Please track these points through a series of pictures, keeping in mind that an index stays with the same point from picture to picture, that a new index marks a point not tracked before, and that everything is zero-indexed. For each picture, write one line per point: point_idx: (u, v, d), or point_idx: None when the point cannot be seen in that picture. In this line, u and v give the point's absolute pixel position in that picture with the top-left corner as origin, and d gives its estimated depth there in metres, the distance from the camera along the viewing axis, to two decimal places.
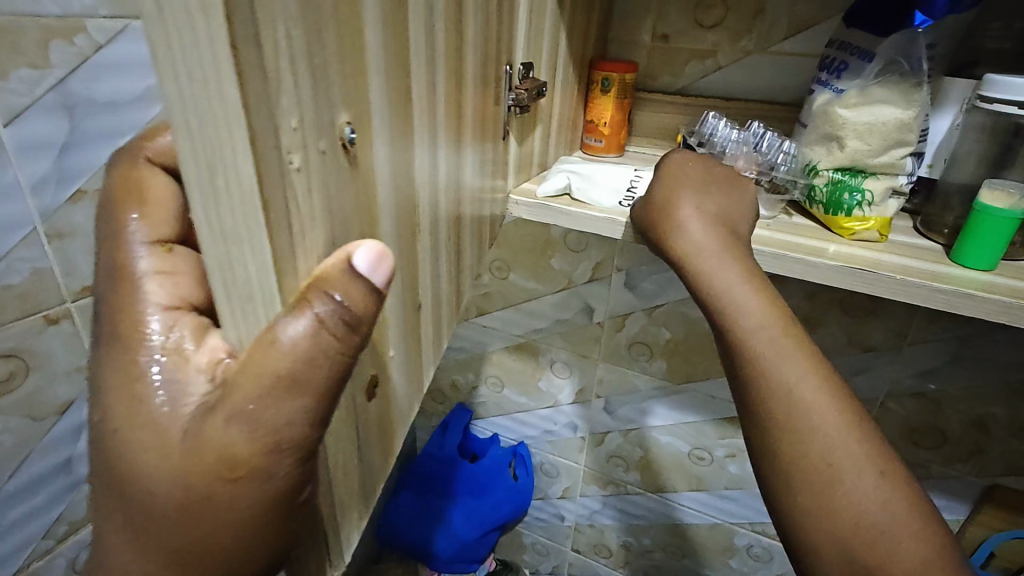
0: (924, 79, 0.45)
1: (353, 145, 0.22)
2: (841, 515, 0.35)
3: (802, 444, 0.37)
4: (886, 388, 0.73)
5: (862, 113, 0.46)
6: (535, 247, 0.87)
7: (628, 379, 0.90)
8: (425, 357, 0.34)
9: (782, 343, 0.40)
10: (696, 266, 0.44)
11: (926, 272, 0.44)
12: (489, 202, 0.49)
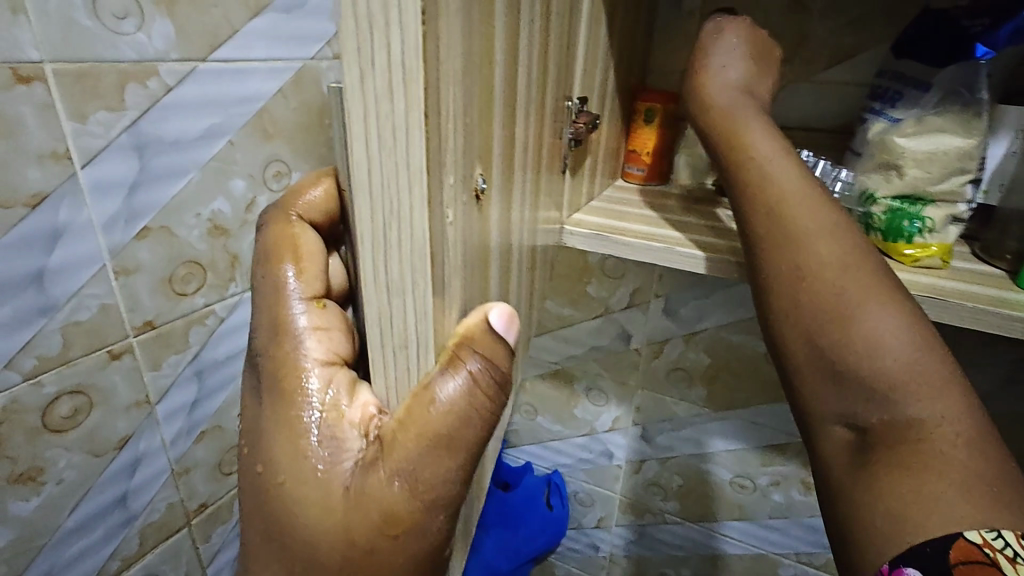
0: (982, 109, 0.45)
1: (481, 193, 0.27)
2: (842, 342, 0.34)
3: (813, 280, 0.36)
4: None
5: (922, 142, 0.46)
6: (571, 274, 0.87)
7: (666, 406, 0.89)
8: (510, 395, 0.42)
9: (781, 166, 0.40)
10: (726, 127, 0.44)
11: (995, 299, 0.44)
12: (548, 233, 0.50)
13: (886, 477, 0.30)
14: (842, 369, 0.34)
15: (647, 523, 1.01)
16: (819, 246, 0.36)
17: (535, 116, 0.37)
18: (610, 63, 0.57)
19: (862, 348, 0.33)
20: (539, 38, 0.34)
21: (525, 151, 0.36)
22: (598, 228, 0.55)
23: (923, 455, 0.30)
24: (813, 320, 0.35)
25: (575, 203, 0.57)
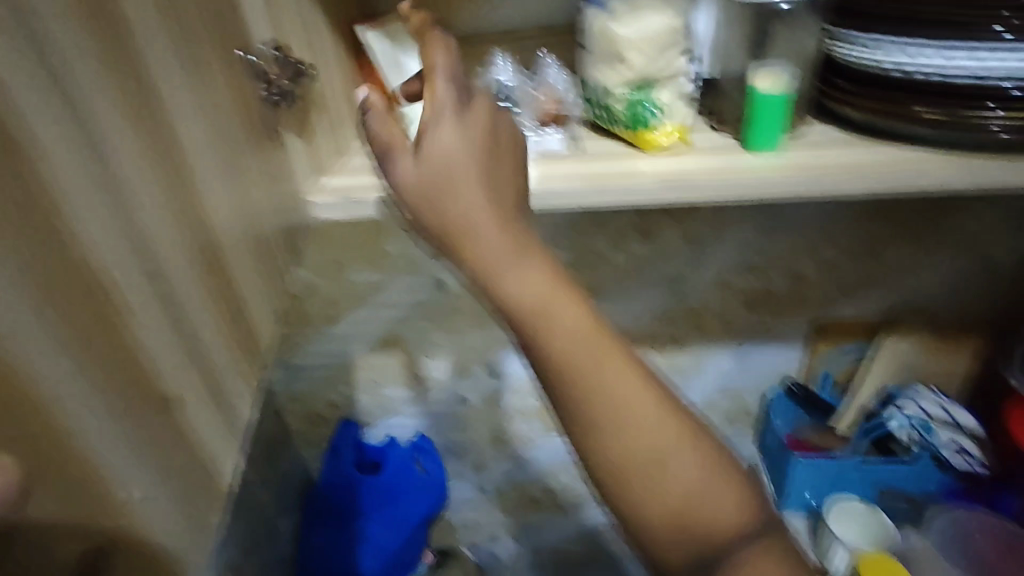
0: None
1: None
2: (588, 405, 0.36)
3: (563, 364, 0.36)
4: (721, 272, 0.79)
5: (636, 27, 0.46)
6: (365, 237, 0.81)
7: (500, 338, 0.89)
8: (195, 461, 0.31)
9: (518, 246, 0.37)
10: (455, 202, 0.37)
11: (728, 169, 0.46)
12: (276, 211, 0.41)
13: (643, 505, 0.36)
14: (598, 433, 0.36)
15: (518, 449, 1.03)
16: (557, 317, 0.37)
17: (159, 87, 0.28)
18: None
19: (610, 411, 0.36)
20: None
21: (146, 139, 0.27)
22: (344, 194, 0.50)
23: (663, 476, 0.36)
24: (570, 391, 0.37)
25: (317, 167, 0.50)
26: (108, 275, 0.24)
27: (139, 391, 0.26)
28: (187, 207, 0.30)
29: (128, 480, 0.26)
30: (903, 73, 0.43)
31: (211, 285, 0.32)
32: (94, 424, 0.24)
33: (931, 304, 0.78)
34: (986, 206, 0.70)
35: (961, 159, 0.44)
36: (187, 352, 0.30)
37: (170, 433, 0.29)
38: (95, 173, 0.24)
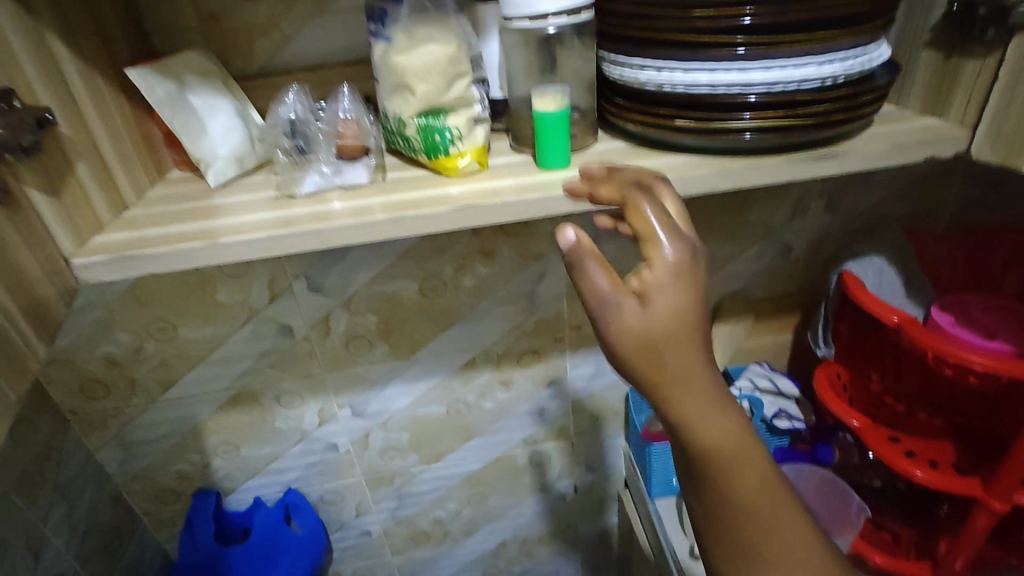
0: (455, 14, 0.48)
1: None
2: (701, 429, 0.34)
3: (666, 342, 0.32)
4: (565, 283, 0.82)
5: (417, 56, 0.46)
6: (190, 288, 0.74)
7: (359, 376, 0.85)
8: None
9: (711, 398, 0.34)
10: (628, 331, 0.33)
11: (525, 187, 0.47)
12: None
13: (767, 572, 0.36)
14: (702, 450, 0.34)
15: (399, 487, 0.99)
16: (663, 319, 0.32)
17: None
18: (42, 33, 0.42)
19: (708, 445, 0.34)
20: None
21: None
22: (116, 249, 0.44)
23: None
24: (682, 397, 0.33)
25: (82, 221, 0.44)
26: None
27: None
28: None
29: None
30: (657, 87, 0.46)
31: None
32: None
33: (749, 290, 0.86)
34: (781, 199, 0.79)
35: (724, 162, 0.46)
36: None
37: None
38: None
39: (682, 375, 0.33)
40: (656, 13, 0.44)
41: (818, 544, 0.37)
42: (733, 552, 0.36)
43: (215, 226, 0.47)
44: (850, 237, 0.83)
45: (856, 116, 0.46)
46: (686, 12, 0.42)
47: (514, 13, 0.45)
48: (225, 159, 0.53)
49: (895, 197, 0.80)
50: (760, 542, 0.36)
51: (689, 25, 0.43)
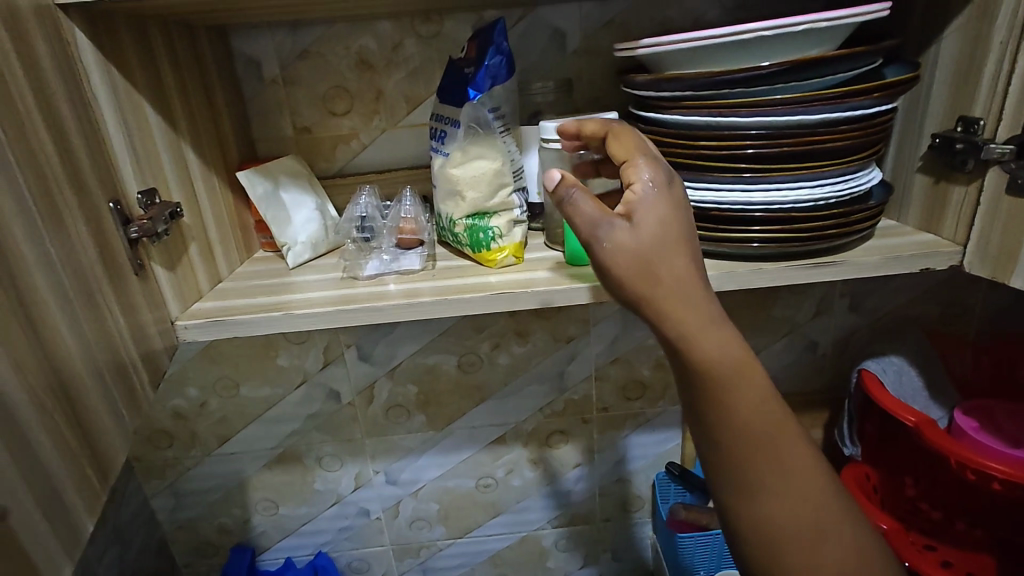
0: (499, 133, 0.57)
1: None
2: (704, 345, 0.39)
3: (657, 259, 0.39)
4: (594, 366, 0.87)
5: (467, 169, 0.56)
6: (256, 352, 0.83)
7: (395, 443, 0.90)
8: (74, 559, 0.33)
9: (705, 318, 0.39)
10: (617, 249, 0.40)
11: (554, 279, 0.54)
12: (136, 342, 0.45)
13: (772, 483, 0.40)
14: (705, 370, 0.39)
15: (424, 559, 1.00)
16: (649, 242, 0.40)
17: (29, 245, 0.33)
18: (181, 145, 0.54)
19: (706, 359, 0.39)
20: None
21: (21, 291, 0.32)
22: (213, 315, 0.53)
23: (785, 490, 0.40)
24: (679, 312, 0.39)
25: (187, 291, 0.54)
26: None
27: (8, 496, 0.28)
28: (44, 342, 0.33)
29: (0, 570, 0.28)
30: None
31: (65, 405, 0.34)
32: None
33: (775, 383, 0.88)
34: (803, 297, 0.83)
35: (730, 266, 0.52)
36: (49, 469, 0.31)
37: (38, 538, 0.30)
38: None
39: (668, 276, 0.39)
40: (668, 144, 0.52)
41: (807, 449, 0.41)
42: (740, 468, 0.40)
43: (293, 298, 0.56)
44: (877, 336, 0.85)
45: (849, 233, 0.52)
46: (694, 144, 0.50)
47: (553, 136, 0.55)
48: (303, 245, 0.63)
49: (919, 300, 0.82)
50: (766, 471, 0.40)
51: (697, 154, 0.50)
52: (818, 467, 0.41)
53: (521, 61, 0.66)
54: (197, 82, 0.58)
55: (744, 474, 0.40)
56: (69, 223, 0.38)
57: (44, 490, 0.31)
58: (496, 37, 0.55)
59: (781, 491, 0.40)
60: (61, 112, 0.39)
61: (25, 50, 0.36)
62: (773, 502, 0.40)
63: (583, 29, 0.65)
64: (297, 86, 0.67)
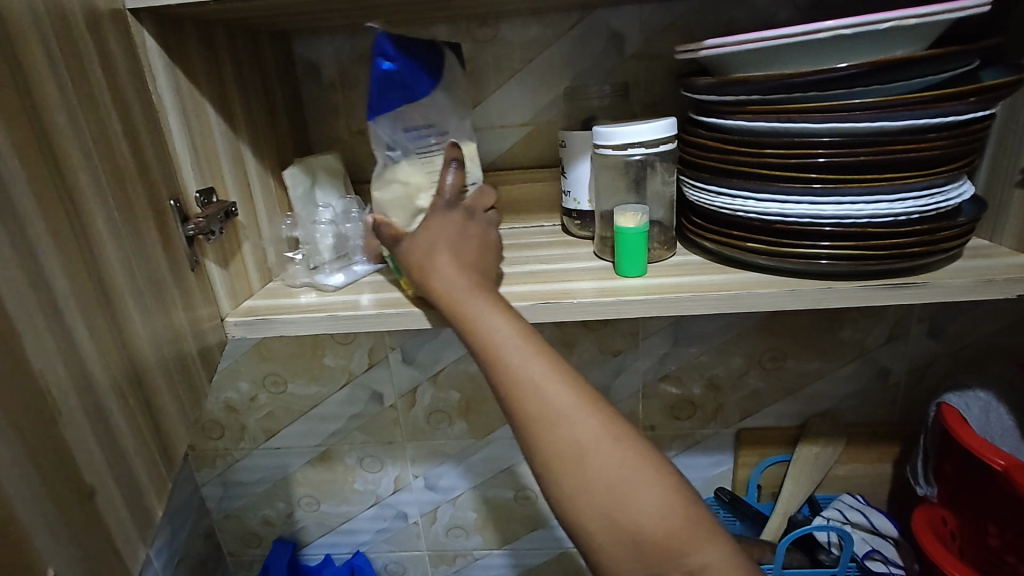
0: (416, 152, 0.54)
1: None
2: (502, 363, 0.43)
3: (441, 263, 0.48)
4: (640, 382, 0.82)
5: (386, 194, 0.54)
6: (304, 350, 0.84)
7: (435, 449, 0.90)
8: (127, 540, 0.34)
9: (474, 299, 0.45)
10: (420, 262, 0.49)
11: (604, 289, 0.51)
12: (192, 334, 0.46)
13: (574, 458, 0.40)
14: (501, 377, 0.43)
15: (459, 568, 0.99)
16: (440, 274, 0.47)
17: (92, 240, 0.34)
18: (240, 146, 0.56)
19: (479, 336, 0.44)
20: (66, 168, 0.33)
21: (84, 283, 0.33)
22: (262, 313, 0.54)
23: (585, 464, 0.40)
24: (462, 300, 0.46)
25: (239, 287, 0.55)
26: (36, 373, 0.28)
27: (69, 478, 0.30)
28: (103, 330, 0.34)
29: (65, 552, 0.29)
30: (730, 211, 0.50)
31: (123, 391, 0.36)
32: (25, 497, 0.27)
33: (838, 411, 0.82)
34: (876, 320, 0.76)
35: (794, 283, 0.48)
36: (105, 455, 0.33)
37: (88, 519, 0.31)
38: (30, 304, 0.29)
39: (489, 321, 0.44)
40: (731, 150, 0.49)
41: (598, 415, 0.41)
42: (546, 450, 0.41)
43: (336, 298, 0.56)
44: (959, 366, 0.78)
45: (935, 250, 0.47)
46: (759, 151, 0.47)
47: (604, 142, 0.53)
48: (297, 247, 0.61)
49: (1012, 328, 0.74)
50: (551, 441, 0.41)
51: (762, 161, 0.47)
52: (611, 434, 0.41)
53: (577, 65, 0.65)
54: (258, 84, 0.59)
55: (534, 447, 0.41)
56: (132, 218, 0.39)
57: (94, 472, 0.32)
58: (377, 52, 0.49)
59: (583, 463, 0.40)
60: (131, 112, 0.41)
61: (101, 54, 0.38)
62: (569, 474, 0.40)
63: (643, 32, 0.63)
64: (353, 90, 0.68)
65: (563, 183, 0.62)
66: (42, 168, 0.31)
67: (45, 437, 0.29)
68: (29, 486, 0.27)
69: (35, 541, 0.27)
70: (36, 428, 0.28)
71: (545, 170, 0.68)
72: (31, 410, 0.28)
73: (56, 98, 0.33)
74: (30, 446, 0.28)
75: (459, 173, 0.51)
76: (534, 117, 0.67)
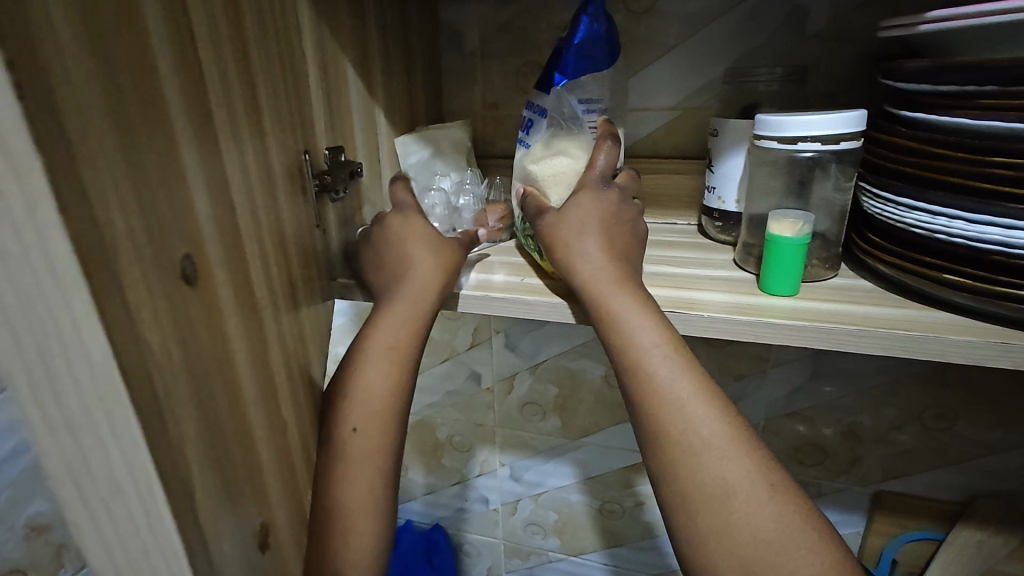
0: (588, 128, 0.50)
1: (192, 272, 0.28)
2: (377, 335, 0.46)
3: (581, 239, 0.44)
4: (764, 413, 0.72)
5: (545, 165, 0.50)
6: None
7: (525, 441, 0.87)
8: (303, 452, 0.39)
9: (615, 284, 0.42)
10: (558, 235, 0.45)
11: (742, 306, 0.43)
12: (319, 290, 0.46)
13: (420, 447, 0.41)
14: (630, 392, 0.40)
15: (532, 565, 0.96)
16: (582, 251, 0.44)
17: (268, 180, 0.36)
18: (374, 108, 0.55)
19: (611, 325, 0.41)
20: (253, 112, 0.35)
21: (273, 218, 0.37)
22: None
23: (730, 507, 0.35)
24: (601, 284, 0.42)
25: None
26: (250, 288, 0.33)
27: (275, 382, 0.35)
28: (278, 262, 0.38)
29: (270, 448, 0.34)
30: (927, 231, 0.40)
31: (297, 330, 0.39)
32: (251, 387, 0.33)
33: (1019, 497, 0.66)
34: None
35: (1006, 335, 0.37)
36: (292, 373, 0.38)
37: (281, 426, 0.36)
38: (251, 230, 0.33)
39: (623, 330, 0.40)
40: (943, 155, 0.38)
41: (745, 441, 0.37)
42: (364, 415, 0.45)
43: None
44: None
45: None
46: (982, 159, 0.36)
47: (767, 133, 0.45)
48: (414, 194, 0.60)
49: None
50: (680, 458, 0.37)
51: (985, 172, 0.36)
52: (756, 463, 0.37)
53: (744, 45, 0.56)
54: (399, 46, 0.58)
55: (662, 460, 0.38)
56: (291, 175, 0.40)
57: (286, 383, 0.37)
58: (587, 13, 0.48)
59: (728, 503, 0.35)
60: (296, 64, 0.42)
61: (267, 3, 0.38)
62: (700, 501, 0.36)
63: (834, 7, 0.53)
64: (493, 60, 0.65)
65: (708, 178, 0.54)
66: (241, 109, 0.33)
67: (266, 360, 0.34)
68: (256, 380, 0.33)
69: (259, 426, 0.33)
70: (259, 333, 0.34)
71: (687, 162, 0.61)
72: (255, 316, 0.33)
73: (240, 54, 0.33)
74: (255, 353, 0.33)
75: (611, 150, 0.48)
76: (683, 101, 0.60)
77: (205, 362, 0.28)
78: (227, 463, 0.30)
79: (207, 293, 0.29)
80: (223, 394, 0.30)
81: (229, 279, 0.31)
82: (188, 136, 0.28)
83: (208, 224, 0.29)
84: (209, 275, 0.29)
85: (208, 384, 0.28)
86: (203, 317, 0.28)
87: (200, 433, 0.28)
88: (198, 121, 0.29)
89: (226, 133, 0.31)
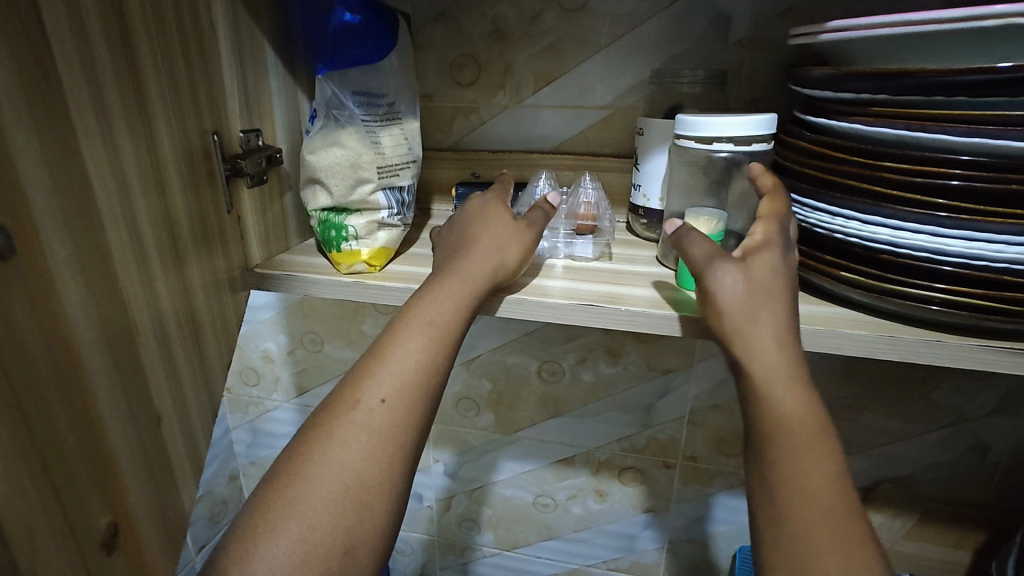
0: (362, 122, 0.49)
1: (7, 247, 0.24)
2: (392, 342, 0.40)
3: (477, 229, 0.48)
4: (689, 406, 0.75)
5: (321, 156, 0.48)
6: (343, 314, 0.80)
7: (459, 436, 0.86)
8: (174, 456, 0.35)
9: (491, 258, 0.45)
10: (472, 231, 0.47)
11: (666, 301, 0.44)
12: (227, 284, 0.44)
13: (303, 451, 0.36)
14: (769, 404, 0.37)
15: (467, 561, 0.96)
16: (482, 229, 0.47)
17: (134, 157, 0.32)
18: (297, 93, 0.53)
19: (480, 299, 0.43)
20: (113, 81, 0.31)
21: (148, 195, 0.34)
22: (288, 269, 0.50)
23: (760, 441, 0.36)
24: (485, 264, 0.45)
25: (274, 243, 0.51)
26: (100, 270, 0.30)
27: (133, 380, 0.32)
28: (154, 245, 0.34)
29: (127, 455, 0.31)
30: (827, 230, 0.42)
31: (178, 326, 0.36)
32: (98, 383, 0.29)
33: (915, 481, 0.71)
34: (984, 386, 0.64)
35: (891, 328, 0.40)
36: (161, 371, 0.35)
37: (144, 428, 0.33)
38: (105, 206, 0.30)
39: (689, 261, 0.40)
40: (842, 160, 0.41)
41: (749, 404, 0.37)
42: None
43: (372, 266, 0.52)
44: None
45: None
46: (875, 164, 0.39)
47: (683, 132, 0.46)
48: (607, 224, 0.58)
49: None
50: None
51: (878, 176, 0.38)
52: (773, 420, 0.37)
53: (673, 47, 0.57)
54: None
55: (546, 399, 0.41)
56: (190, 159, 0.38)
57: (142, 388, 0.33)
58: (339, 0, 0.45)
59: None
60: (193, 37, 0.39)
61: None
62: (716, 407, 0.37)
63: (755, 17, 0.55)
64: (426, 50, 0.63)
65: (635, 176, 0.55)
66: (102, 75, 0.30)
67: (127, 352, 0.31)
68: (105, 377, 0.30)
69: (108, 425, 0.30)
70: (111, 324, 0.30)
71: (617, 160, 0.62)
72: (109, 304, 0.30)
73: (114, 30, 0.31)
74: (109, 343, 0.30)
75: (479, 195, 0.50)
76: (615, 101, 0.61)
77: (20, 346, 0.25)
78: (56, 465, 0.27)
79: (31, 273, 0.25)
80: (47, 387, 0.26)
81: (62, 258, 0.27)
82: (16, 109, 0.25)
83: (40, 201, 0.26)
84: (39, 253, 0.26)
85: (28, 370, 0.25)
86: (24, 299, 0.25)
87: (17, 425, 0.25)
88: (31, 93, 0.26)
89: (73, 105, 0.28)
